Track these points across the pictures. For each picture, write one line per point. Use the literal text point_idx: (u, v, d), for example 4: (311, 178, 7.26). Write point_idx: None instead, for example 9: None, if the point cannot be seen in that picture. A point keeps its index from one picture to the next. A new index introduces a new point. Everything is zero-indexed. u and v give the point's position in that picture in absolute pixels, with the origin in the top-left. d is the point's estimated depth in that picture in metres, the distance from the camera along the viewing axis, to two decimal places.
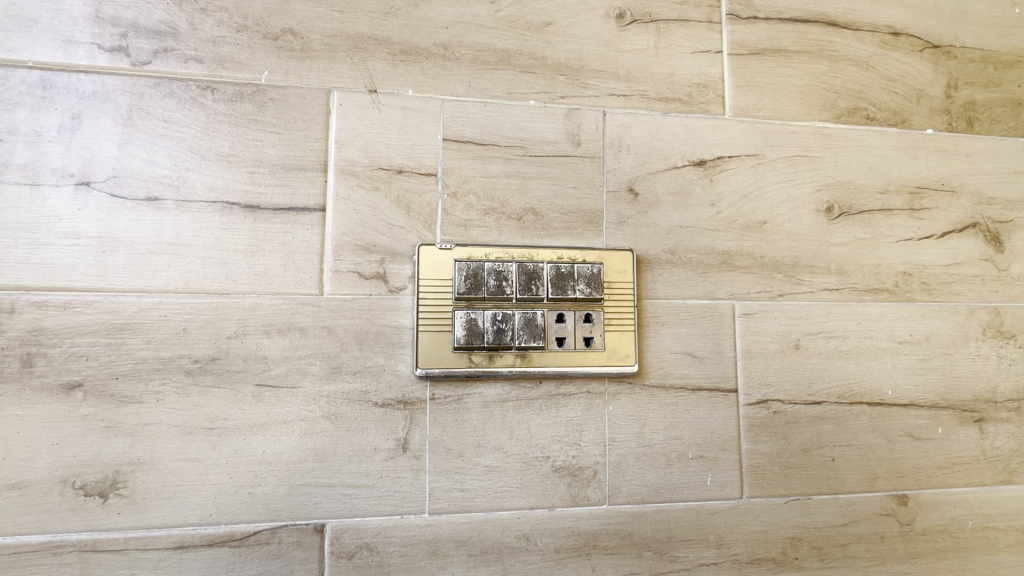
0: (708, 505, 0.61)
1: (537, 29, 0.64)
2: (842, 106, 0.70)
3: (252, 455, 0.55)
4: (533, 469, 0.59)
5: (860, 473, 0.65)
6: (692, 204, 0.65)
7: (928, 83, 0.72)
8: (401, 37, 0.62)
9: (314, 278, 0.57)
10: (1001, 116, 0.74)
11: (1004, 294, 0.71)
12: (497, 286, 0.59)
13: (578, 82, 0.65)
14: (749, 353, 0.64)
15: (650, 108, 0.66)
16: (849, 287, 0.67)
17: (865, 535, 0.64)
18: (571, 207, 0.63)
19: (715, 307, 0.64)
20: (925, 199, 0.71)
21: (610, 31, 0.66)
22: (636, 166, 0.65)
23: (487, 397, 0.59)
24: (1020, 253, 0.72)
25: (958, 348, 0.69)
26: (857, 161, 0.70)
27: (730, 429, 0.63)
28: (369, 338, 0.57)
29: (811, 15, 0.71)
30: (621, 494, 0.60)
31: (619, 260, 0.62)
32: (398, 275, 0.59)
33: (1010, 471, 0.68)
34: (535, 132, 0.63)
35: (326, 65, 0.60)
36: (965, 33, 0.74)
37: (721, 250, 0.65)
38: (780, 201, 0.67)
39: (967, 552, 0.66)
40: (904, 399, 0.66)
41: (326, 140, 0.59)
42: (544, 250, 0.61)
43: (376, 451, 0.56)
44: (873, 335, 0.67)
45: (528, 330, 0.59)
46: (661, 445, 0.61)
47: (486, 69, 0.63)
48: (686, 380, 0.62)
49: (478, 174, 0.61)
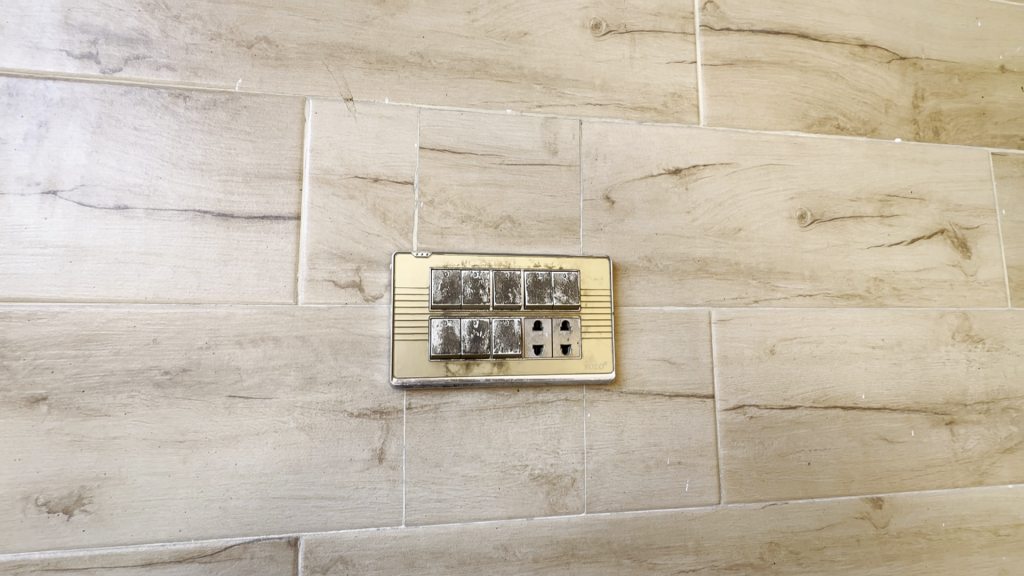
0: (687, 511, 0.61)
1: (513, 39, 0.65)
2: (813, 116, 0.72)
3: (224, 469, 0.53)
4: (511, 478, 0.58)
5: (836, 477, 0.65)
6: (668, 212, 0.66)
7: (895, 94, 0.74)
8: (377, 46, 0.62)
9: (287, 287, 0.57)
10: (967, 125, 0.76)
11: (972, 298, 0.73)
12: (473, 294, 0.58)
13: (555, 91, 0.65)
14: (726, 358, 0.65)
15: (626, 117, 0.67)
16: (822, 292, 0.68)
17: (841, 538, 0.64)
18: (548, 215, 0.63)
19: (691, 313, 0.65)
20: (895, 206, 0.72)
21: (586, 42, 0.67)
22: (613, 174, 0.65)
23: (464, 406, 0.58)
24: (986, 258, 0.74)
25: (928, 351, 0.70)
26: (828, 169, 0.71)
27: (707, 435, 0.63)
28: (345, 348, 0.57)
29: (782, 27, 0.72)
30: (599, 501, 0.60)
31: (596, 267, 0.62)
32: (374, 284, 0.58)
33: (981, 473, 0.69)
34: (512, 141, 0.63)
35: (301, 74, 0.60)
36: (930, 45, 0.77)
37: (697, 257, 0.66)
38: (754, 208, 0.68)
39: (941, 553, 0.67)
40: (878, 403, 0.68)
41: (301, 148, 0.59)
42: (521, 258, 0.61)
43: (352, 462, 0.56)
44: (846, 339, 0.68)
45: (505, 338, 0.59)
46: (639, 451, 0.61)
47: (463, 78, 0.63)
48: (664, 386, 0.63)
49: (456, 182, 0.61)
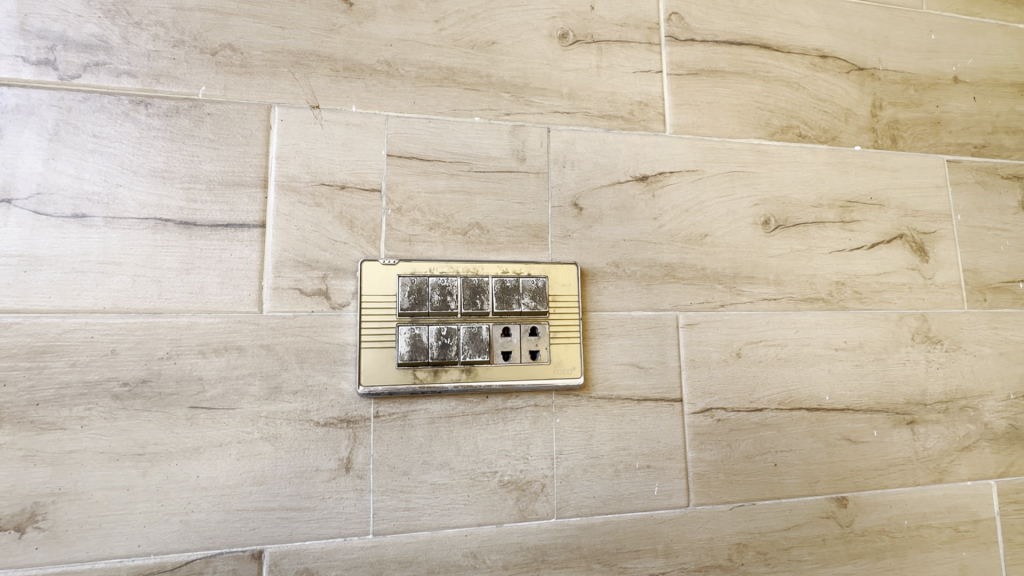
0: (656, 514, 0.62)
1: (481, 48, 0.65)
2: (775, 124, 0.74)
3: (185, 481, 0.52)
4: (481, 485, 0.58)
5: (801, 477, 0.66)
6: (635, 218, 0.67)
7: (855, 103, 0.77)
8: (344, 54, 0.62)
9: (252, 296, 0.56)
10: (923, 134, 0.79)
11: (930, 301, 0.75)
12: (441, 301, 0.58)
13: (523, 100, 0.66)
14: (693, 362, 0.66)
15: (593, 125, 0.68)
16: (787, 296, 0.70)
17: (807, 538, 0.66)
18: (516, 222, 0.63)
19: (659, 318, 0.66)
20: (855, 211, 0.74)
21: (553, 51, 0.68)
22: (581, 182, 0.66)
23: (433, 414, 0.58)
24: (943, 262, 0.76)
25: (889, 353, 0.72)
26: (791, 176, 0.73)
27: (676, 438, 0.64)
28: (311, 356, 0.56)
29: (745, 38, 0.74)
30: (569, 506, 0.60)
31: (564, 273, 0.63)
32: (341, 291, 0.58)
33: (941, 470, 0.71)
34: (480, 148, 0.64)
35: (267, 81, 0.59)
36: (887, 56, 0.79)
37: (664, 263, 0.67)
38: (720, 214, 0.70)
39: (904, 550, 0.68)
40: (841, 404, 0.69)
41: (267, 155, 0.58)
42: (489, 265, 0.61)
43: (318, 472, 0.55)
44: (810, 342, 0.70)
45: (473, 345, 0.59)
46: (608, 456, 0.62)
47: (431, 86, 0.63)
48: (632, 391, 0.63)
49: (424, 190, 0.62)
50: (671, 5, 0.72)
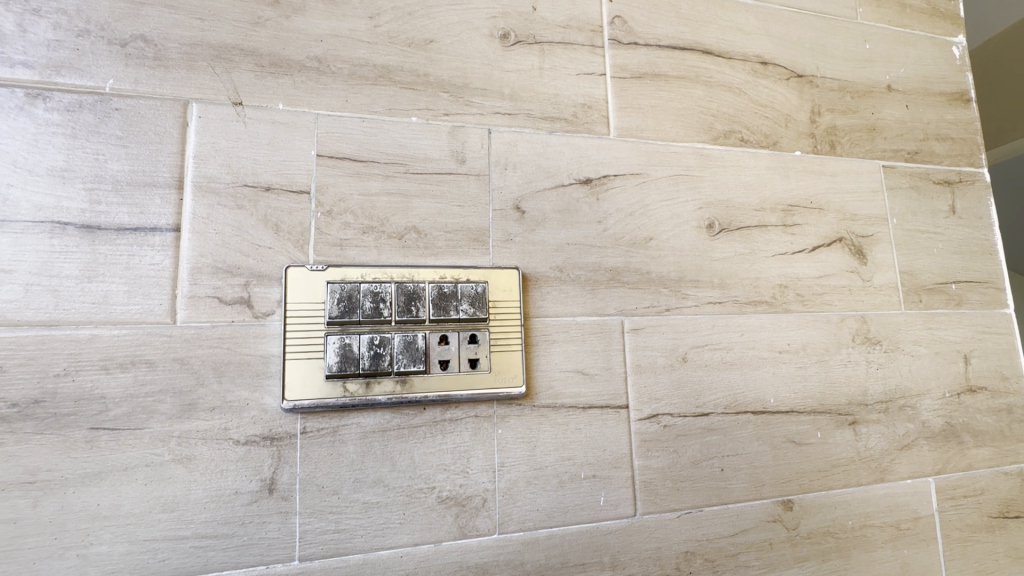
0: (602, 525, 0.60)
1: (418, 46, 0.63)
2: (718, 128, 0.74)
3: (84, 511, 0.48)
4: (418, 502, 0.55)
5: (747, 481, 0.66)
6: (579, 222, 0.66)
7: (794, 109, 0.78)
8: (270, 48, 0.58)
9: (164, 305, 0.52)
10: (860, 139, 0.81)
11: (869, 302, 0.76)
12: (373, 308, 0.55)
13: (462, 100, 0.64)
14: (639, 368, 0.65)
15: (536, 127, 0.66)
16: (731, 299, 0.70)
17: (754, 543, 0.65)
18: (455, 225, 0.61)
19: (604, 323, 0.64)
20: (796, 215, 0.75)
21: (494, 51, 0.66)
22: (523, 184, 0.64)
23: (366, 428, 0.55)
24: (881, 264, 0.78)
25: (831, 354, 0.73)
26: (734, 181, 0.73)
27: (622, 446, 0.62)
28: (230, 370, 0.52)
29: (687, 43, 0.75)
30: (512, 521, 0.58)
31: (505, 278, 0.61)
32: (265, 300, 0.54)
33: (883, 470, 0.72)
34: (417, 149, 0.61)
35: (184, 75, 0.56)
36: (825, 64, 0.81)
37: (608, 267, 0.66)
38: (664, 218, 0.69)
39: (848, 551, 0.68)
40: (786, 407, 0.69)
41: (183, 154, 0.54)
42: (426, 270, 0.58)
43: (237, 494, 0.51)
44: (755, 345, 0.70)
45: (408, 354, 0.56)
46: (553, 466, 0.60)
47: (364, 84, 0.61)
48: (577, 399, 0.62)
49: (356, 192, 0.59)
50: (614, 9, 0.72)
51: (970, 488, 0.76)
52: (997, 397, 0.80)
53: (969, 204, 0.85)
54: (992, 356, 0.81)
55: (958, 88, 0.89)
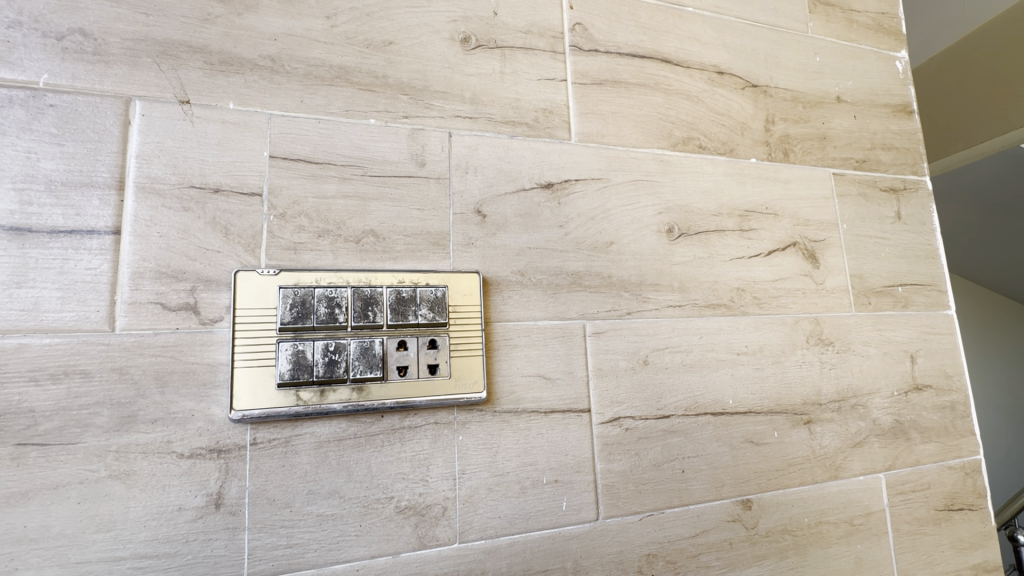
0: (564, 530, 0.60)
1: (376, 47, 0.62)
2: (677, 135, 0.75)
3: (8, 534, 0.44)
4: (375, 513, 0.54)
5: (707, 482, 0.67)
6: (541, 225, 0.66)
7: (749, 117, 0.81)
8: (220, 46, 0.57)
9: (101, 312, 0.49)
10: (811, 148, 0.84)
11: (822, 304, 0.79)
12: (328, 314, 0.54)
13: (422, 102, 0.63)
14: (601, 371, 0.65)
15: (497, 131, 0.66)
16: (690, 302, 0.71)
17: (714, 543, 0.66)
18: (415, 229, 0.60)
19: (566, 327, 0.64)
20: (753, 220, 0.77)
21: (455, 54, 0.66)
22: (484, 188, 0.64)
23: (320, 438, 0.53)
24: (832, 268, 0.81)
25: (786, 356, 0.75)
26: (692, 186, 0.75)
27: (584, 450, 0.62)
28: (174, 379, 0.50)
29: (646, 52, 0.76)
30: (473, 529, 0.57)
31: (466, 282, 0.60)
32: (213, 306, 0.52)
33: (837, 467, 0.74)
34: (376, 152, 0.60)
35: (126, 71, 0.53)
36: (778, 75, 0.84)
37: (570, 271, 0.66)
38: (625, 222, 0.70)
39: (805, 548, 0.70)
40: (744, 407, 0.71)
41: (124, 154, 0.52)
42: (384, 274, 0.57)
43: (180, 511, 0.48)
44: (713, 348, 0.71)
45: (364, 361, 0.54)
46: (514, 472, 0.59)
47: (320, 85, 0.59)
48: (539, 403, 0.61)
49: (312, 195, 0.57)
50: (574, 16, 0.73)
51: (918, 483, 0.79)
52: (942, 394, 0.84)
53: (913, 210, 0.90)
54: (936, 356, 0.85)
55: (902, 101, 0.93)
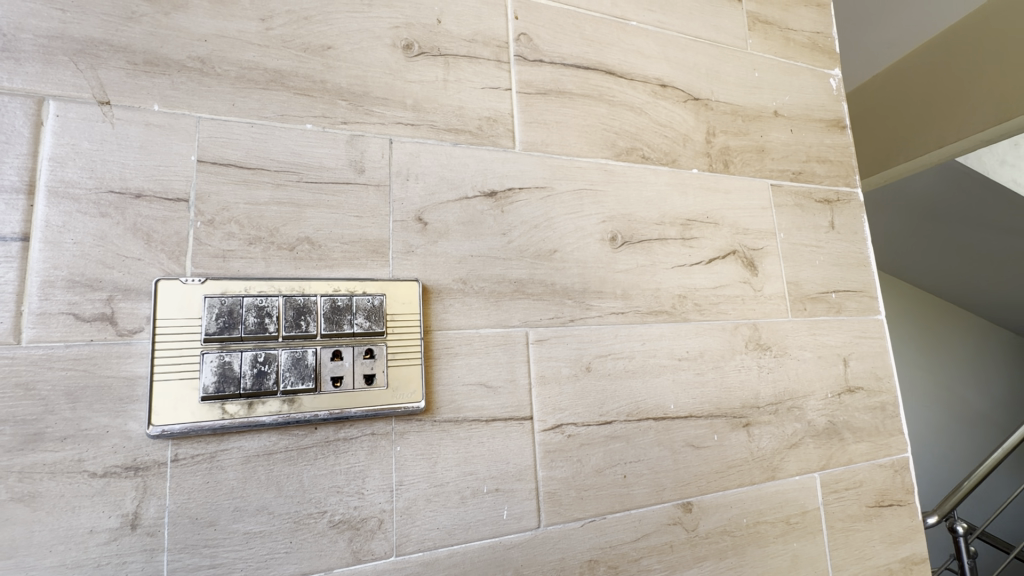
0: (505, 539, 0.60)
1: (314, 52, 0.61)
2: (620, 145, 0.77)
3: None
4: (307, 529, 0.52)
5: (649, 486, 0.68)
6: (484, 233, 0.66)
7: (691, 129, 0.83)
8: (145, 46, 0.55)
9: (6, 325, 0.46)
10: (750, 159, 0.87)
11: (760, 311, 0.82)
12: (258, 323, 0.52)
13: (362, 109, 0.62)
14: (543, 379, 0.65)
15: (439, 138, 0.66)
16: (633, 309, 0.72)
17: (656, 546, 0.67)
18: (353, 236, 0.59)
19: (508, 334, 0.64)
20: (694, 229, 0.80)
21: (397, 61, 0.65)
22: (425, 196, 0.64)
23: (248, 452, 0.51)
24: (770, 275, 0.84)
25: (726, 360, 0.77)
26: (635, 196, 0.76)
27: (526, 458, 0.62)
28: (87, 394, 0.47)
29: (591, 64, 0.77)
30: (410, 542, 0.56)
31: (405, 290, 0.59)
32: (132, 316, 0.50)
33: (774, 468, 0.77)
34: (312, 157, 0.59)
35: (38, 69, 0.50)
36: (718, 89, 0.87)
37: (512, 279, 0.66)
38: (569, 230, 0.71)
39: (743, 548, 0.72)
40: (685, 412, 0.72)
41: (35, 156, 0.49)
42: (319, 282, 0.56)
43: (91, 534, 0.46)
44: (655, 354, 0.72)
45: (296, 372, 0.53)
46: (454, 482, 0.58)
47: (254, 88, 0.58)
48: (480, 412, 0.61)
49: (243, 201, 0.56)
50: (519, 27, 0.74)
51: (851, 481, 0.82)
52: (872, 395, 0.88)
53: (846, 220, 0.94)
54: (867, 359, 0.89)
55: (835, 116, 0.98)
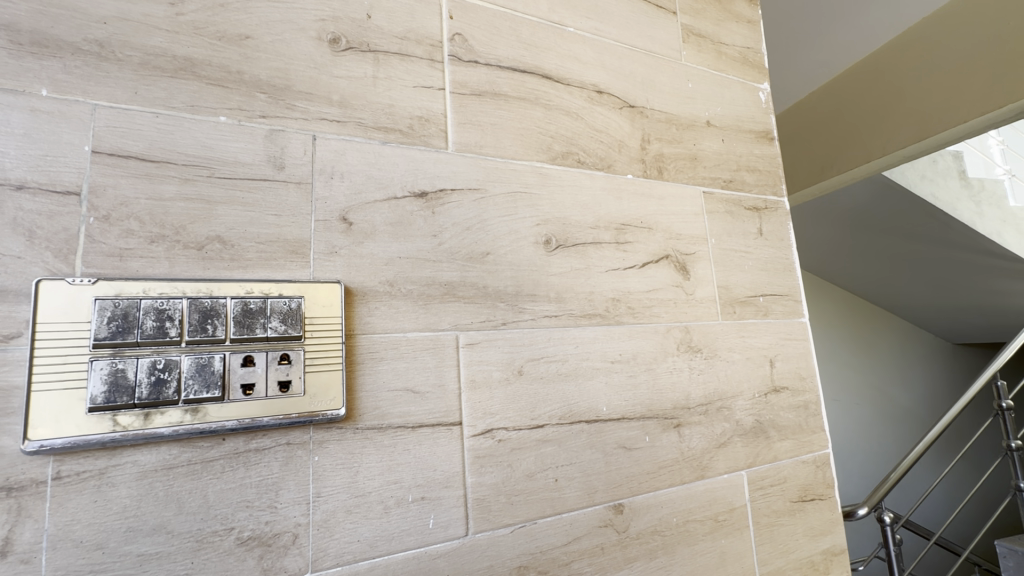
0: (431, 549, 0.58)
1: (231, 41, 0.58)
2: (556, 149, 0.77)
3: None
4: (211, 548, 0.49)
5: (581, 489, 0.68)
6: (413, 235, 0.64)
7: (626, 136, 0.84)
8: (33, 25, 0.50)
9: None
10: (683, 167, 0.90)
11: (692, 314, 0.84)
12: (157, 328, 0.48)
13: (283, 102, 0.60)
14: (474, 383, 0.64)
15: (367, 136, 0.64)
16: (567, 312, 0.73)
17: (587, 549, 0.67)
18: (270, 236, 0.56)
19: (437, 338, 0.63)
20: (628, 233, 0.81)
21: (322, 55, 0.63)
22: (351, 195, 0.61)
23: (145, 467, 0.47)
24: (702, 279, 0.87)
25: (658, 363, 0.78)
26: (570, 199, 0.77)
27: (454, 464, 0.61)
28: None
29: (527, 67, 0.77)
30: (327, 556, 0.53)
31: (326, 293, 0.57)
32: (7, 320, 0.45)
33: (703, 467, 0.78)
34: (226, 152, 0.56)
35: None
36: (653, 98, 0.89)
37: (443, 281, 0.65)
38: (502, 233, 0.70)
39: (673, 547, 0.73)
40: (617, 414, 0.73)
41: None
42: (230, 284, 0.53)
43: None
44: (588, 357, 0.73)
45: (200, 380, 0.49)
46: (377, 492, 0.56)
47: (160, 76, 0.54)
48: (406, 418, 0.59)
49: (145, 196, 0.52)
50: (453, 26, 0.73)
51: (776, 477, 0.86)
52: (796, 395, 0.92)
53: (774, 227, 0.98)
54: (792, 359, 0.93)
55: (764, 127, 1.03)
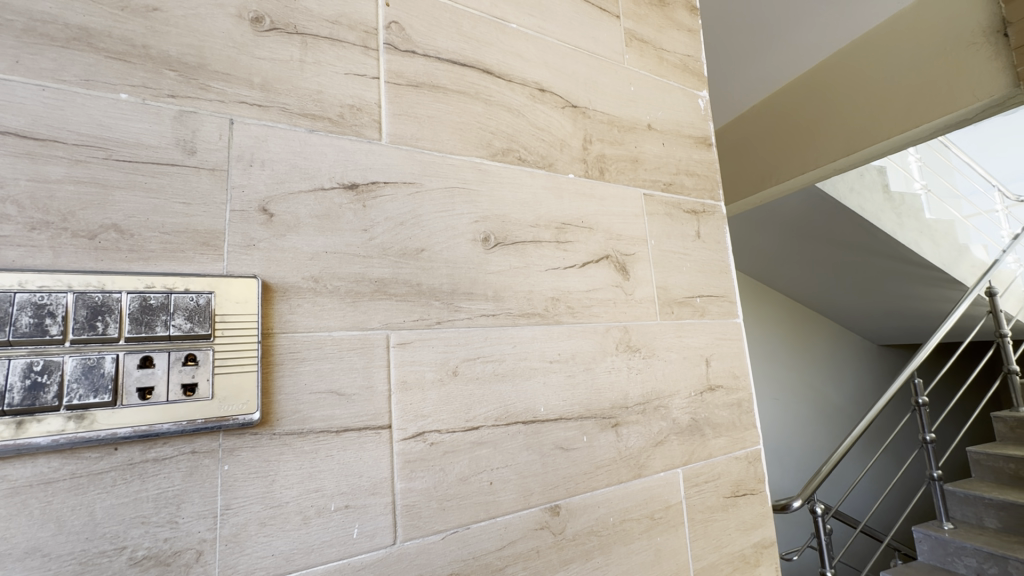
0: (354, 561, 0.55)
1: (135, 12, 0.53)
2: (496, 146, 0.76)
3: None
4: (98, 570, 0.44)
5: (516, 492, 0.67)
6: (341, 228, 0.61)
7: (568, 135, 0.84)
8: None
9: None
10: (625, 168, 0.91)
11: (631, 314, 0.85)
12: (34, 325, 0.43)
13: (195, 82, 0.55)
14: (405, 384, 0.61)
15: (292, 123, 0.60)
16: (505, 311, 0.71)
17: (522, 553, 0.65)
18: (177, 226, 0.52)
19: (366, 337, 0.60)
20: (569, 233, 0.81)
21: (243, 34, 0.59)
22: (272, 185, 0.58)
23: (17, 482, 0.42)
24: (641, 280, 0.88)
25: (597, 363, 0.78)
26: (510, 197, 0.75)
27: (381, 469, 0.58)
28: None
29: (467, 61, 0.76)
30: (236, 574, 0.49)
31: (241, 288, 0.53)
32: None
33: (640, 466, 0.79)
34: (127, 132, 0.51)
35: None
36: (595, 99, 0.90)
37: (373, 278, 0.62)
38: (438, 229, 0.68)
39: (610, 546, 0.73)
40: (555, 414, 0.72)
41: None
42: (127, 278, 0.48)
43: None
44: (527, 356, 0.72)
45: (87, 383, 0.44)
46: (295, 502, 0.52)
47: (48, 45, 0.49)
48: (330, 422, 0.56)
49: (26, 177, 0.46)
50: (390, 14, 0.70)
51: (710, 474, 0.87)
52: (730, 393, 0.95)
53: (711, 230, 1.01)
54: (726, 359, 0.96)
55: (703, 133, 1.06)
